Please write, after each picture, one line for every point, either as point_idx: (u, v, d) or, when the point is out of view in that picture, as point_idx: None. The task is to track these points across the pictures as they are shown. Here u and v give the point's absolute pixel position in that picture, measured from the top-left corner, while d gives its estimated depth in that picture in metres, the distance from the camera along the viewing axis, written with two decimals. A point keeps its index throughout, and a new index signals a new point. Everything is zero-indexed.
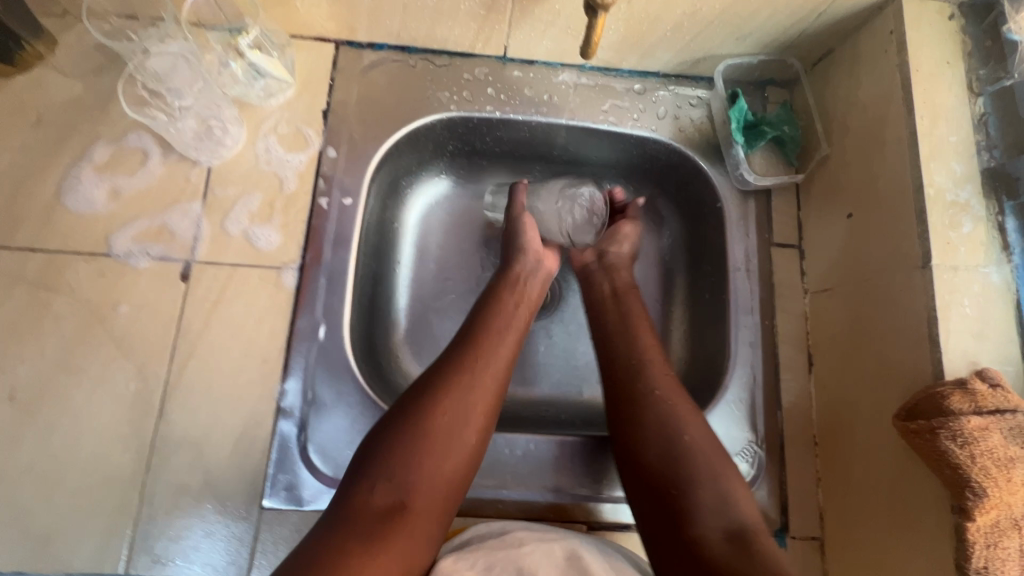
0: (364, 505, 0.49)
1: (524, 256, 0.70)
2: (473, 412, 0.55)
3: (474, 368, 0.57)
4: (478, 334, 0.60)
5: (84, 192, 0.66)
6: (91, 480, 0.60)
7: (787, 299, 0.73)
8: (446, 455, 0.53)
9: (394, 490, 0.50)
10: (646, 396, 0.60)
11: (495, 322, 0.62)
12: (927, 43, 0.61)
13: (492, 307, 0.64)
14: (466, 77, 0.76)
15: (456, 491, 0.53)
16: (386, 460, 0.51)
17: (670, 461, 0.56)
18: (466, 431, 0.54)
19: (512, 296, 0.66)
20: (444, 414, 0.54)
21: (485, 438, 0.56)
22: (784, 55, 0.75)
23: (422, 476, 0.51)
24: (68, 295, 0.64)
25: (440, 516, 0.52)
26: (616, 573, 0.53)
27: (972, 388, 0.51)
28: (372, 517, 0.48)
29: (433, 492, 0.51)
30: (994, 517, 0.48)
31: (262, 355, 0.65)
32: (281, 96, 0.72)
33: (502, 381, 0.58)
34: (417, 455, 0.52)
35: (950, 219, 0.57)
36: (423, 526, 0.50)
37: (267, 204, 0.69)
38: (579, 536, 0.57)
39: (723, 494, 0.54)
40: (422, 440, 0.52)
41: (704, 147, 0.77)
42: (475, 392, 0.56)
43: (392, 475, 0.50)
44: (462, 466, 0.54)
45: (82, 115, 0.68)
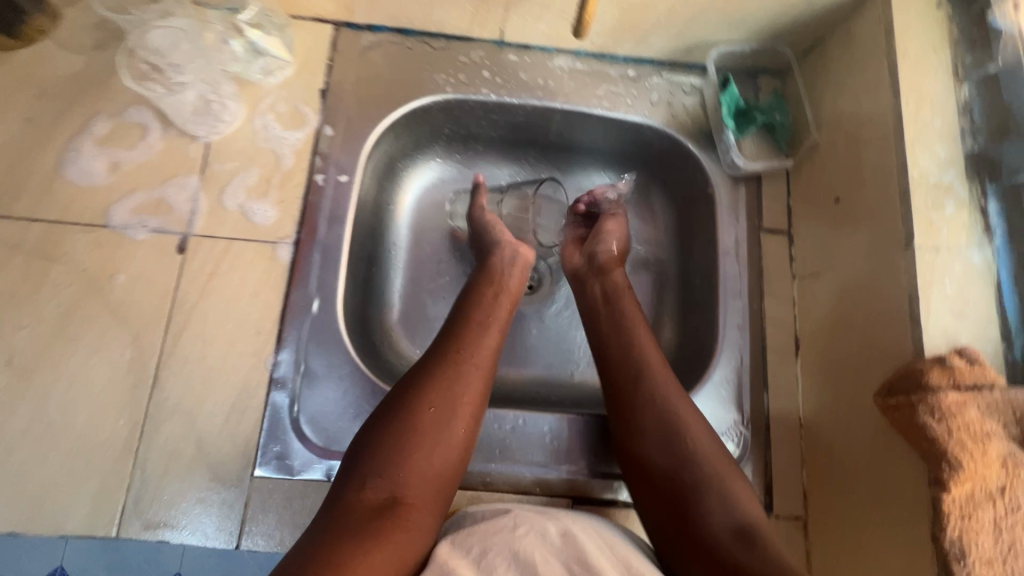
0: (357, 502, 0.49)
1: (500, 250, 0.72)
2: (461, 407, 0.56)
3: (457, 364, 0.59)
4: (460, 332, 0.62)
5: (84, 165, 0.67)
6: (85, 445, 0.61)
7: (775, 283, 0.74)
8: (436, 450, 0.54)
9: (386, 485, 0.51)
10: (639, 394, 0.60)
11: (477, 318, 0.64)
12: (914, 29, 0.62)
13: (474, 299, 0.67)
14: (463, 60, 0.77)
15: (448, 486, 0.54)
16: (377, 458, 0.52)
17: (670, 466, 0.56)
18: (453, 423, 0.55)
19: (491, 288, 0.68)
20: (431, 408, 0.55)
21: (473, 432, 0.57)
22: (776, 43, 0.76)
23: (414, 469, 0.52)
24: (66, 264, 0.65)
25: (435, 512, 0.52)
26: (613, 552, 0.51)
27: (950, 364, 0.52)
28: (366, 513, 0.48)
29: (425, 485, 0.52)
30: (969, 489, 0.49)
31: (256, 327, 0.66)
32: (280, 75, 0.73)
33: (486, 376, 0.60)
34: (407, 450, 0.52)
35: (933, 201, 0.58)
36: (419, 520, 0.50)
37: (264, 180, 0.70)
38: (571, 513, 0.57)
39: (723, 493, 0.54)
40: (411, 434, 0.53)
41: (697, 133, 0.78)
42: (460, 385, 0.57)
43: (385, 471, 0.51)
44: (453, 459, 0.55)
45: (83, 89, 0.69)
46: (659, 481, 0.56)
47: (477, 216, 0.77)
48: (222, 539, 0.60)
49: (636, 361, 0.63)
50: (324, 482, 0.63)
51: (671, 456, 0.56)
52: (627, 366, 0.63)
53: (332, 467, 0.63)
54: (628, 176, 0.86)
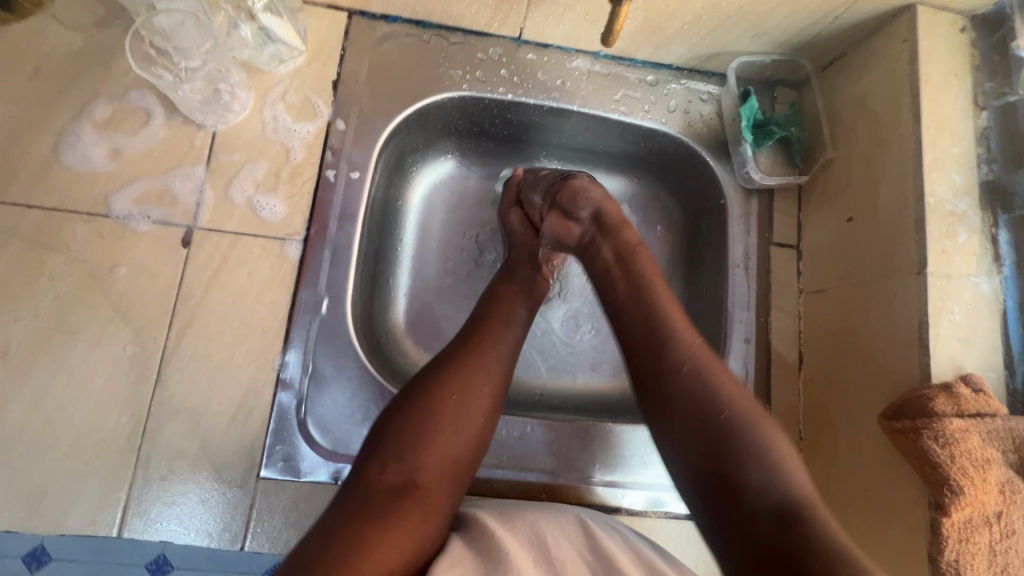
0: (376, 484, 0.49)
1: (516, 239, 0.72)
2: (481, 396, 0.55)
3: (479, 352, 0.58)
4: (482, 321, 0.61)
5: (83, 150, 0.64)
6: (85, 441, 0.59)
7: (783, 297, 0.75)
8: (455, 438, 0.53)
9: (405, 469, 0.50)
10: (675, 351, 0.53)
11: (499, 306, 0.63)
12: (938, 54, 0.62)
13: (494, 291, 0.65)
14: (480, 56, 0.75)
15: (464, 475, 0.54)
16: (397, 443, 0.51)
17: (706, 439, 0.49)
18: (473, 413, 0.54)
19: (512, 284, 0.66)
20: (452, 396, 0.54)
21: (493, 423, 0.56)
22: (796, 56, 0.75)
23: (431, 455, 0.51)
24: (64, 255, 0.62)
25: (450, 499, 0.51)
26: (624, 545, 0.54)
27: (957, 392, 0.53)
28: (383, 495, 0.48)
29: (444, 472, 0.51)
30: (968, 514, 0.51)
31: (263, 326, 0.65)
32: (291, 64, 0.70)
33: (508, 366, 0.59)
34: (428, 435, 0.52)
35: (947, 228, 0.58)
36: (433, 504, 0.50)
37: (273, 173, 0.68)
38: (582, 510, 0.59)
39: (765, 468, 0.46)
40: (431, 420, 0.52)
41: (712, 143, 0.78)
42: (482, 373, 0.56)
43: (403, 456, 0.50)
44: (472, 449, 0.54)
45: (81, 69, 0.66)
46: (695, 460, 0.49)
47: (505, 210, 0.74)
48: (226, 540, 0.60)
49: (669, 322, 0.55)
50: (331, 485, 0.62)
51: (706, 430, 0.49)
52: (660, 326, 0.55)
53: (339, 470, 0.63)
54: (640, 180, 0.86)
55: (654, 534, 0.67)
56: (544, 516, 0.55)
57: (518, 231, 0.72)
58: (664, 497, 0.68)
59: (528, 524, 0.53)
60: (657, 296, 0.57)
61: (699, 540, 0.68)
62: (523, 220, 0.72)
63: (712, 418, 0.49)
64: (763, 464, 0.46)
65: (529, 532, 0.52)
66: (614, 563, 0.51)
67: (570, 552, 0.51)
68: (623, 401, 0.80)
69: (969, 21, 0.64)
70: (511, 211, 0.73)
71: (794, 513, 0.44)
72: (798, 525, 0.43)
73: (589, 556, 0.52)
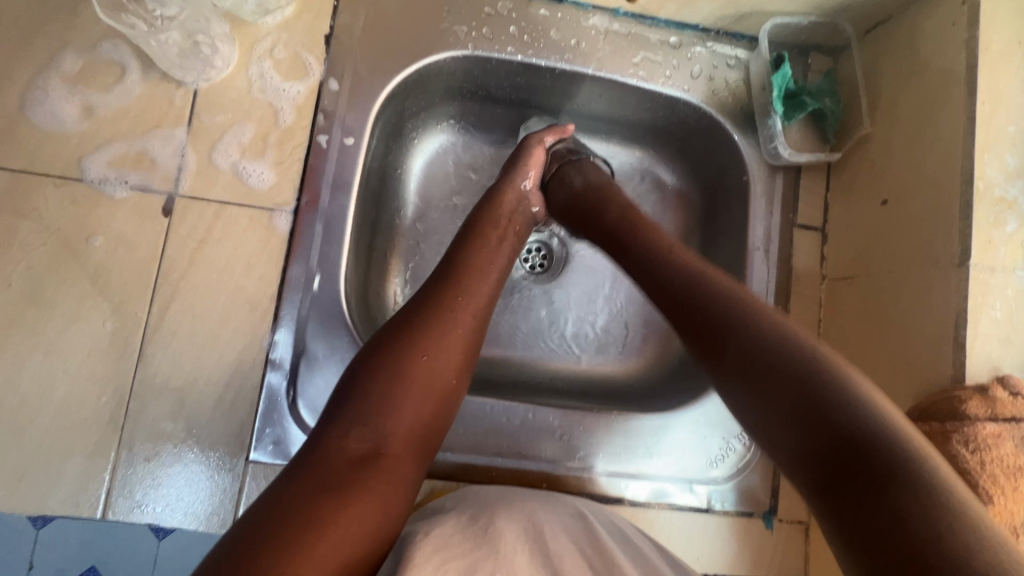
0: (337, 451, 0.44)
1: (507, 193, 0.65)
2: (452, 354, 0.51)
3: (452, 308, 0.53)
4: (456, 275, 0.55)
5: (52, 107, 0.59)
6: (66, 420, 0.56)
7: (804, 284, 0.70)
8: (425, 399, 0.49)
9: (370, 434, 0.45)
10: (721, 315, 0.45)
11: (475, 261, 0.58)
12: (1000, 17, 0.55)
13: (473, 240, 0.59)
14: (487, 11, 0.69)
15: (433, 438, 0.50)
16: (362, 406, 0.46)
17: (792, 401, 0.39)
18: (444, 372, 0.50)
19: (495, 232, 0.61)
20: (424, 356, 0.49)
21: (463, 385, 0.52)
22: (836, 18, 0.68)
23: (399, 421, 0.47)
24: (36, 222, 0.58)
25: (419, 462, 0.48)
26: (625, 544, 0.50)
27: (992, 395, 0.49)
28: (347, 463, 0.43)
29: (412, 437, 0.47)
30: (995, 524, 0.48)
31: (250, 303, 0.61)
32: (279, 15, 0.64)
33: (480, 323, 0.55)
34: (395, 397, 0.47)
35: (995, 216, 0.53)
36: (402, 471, 0.46)
37: (260, 137, 0.63)
38: (581, 501, 0.56)
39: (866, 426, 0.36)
40: (399, 383, 0.48)
41: (738, 115, 0.71)
42: (455, 332, 0.52)
43: (367, 420, 0.46)
44: (442, 411, 0.50)
45: (47, 16, 0.60)
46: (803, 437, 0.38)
47: (530, 144, 0.67)
48: (215, 525, 0.58)
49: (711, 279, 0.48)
50: None
51: (793, 399, 0.39)
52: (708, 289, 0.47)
53: None
54: (657, 152, 0.80)
55: (657, 526, 0.65)
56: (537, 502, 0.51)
57: (529, 173, 0.66)
58: (668, 488, 0.66)
59: (519, 516, 0.49)
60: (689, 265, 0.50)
61: (703, 534, 0.65)
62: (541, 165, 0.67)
63: (776, 378, 0.40)
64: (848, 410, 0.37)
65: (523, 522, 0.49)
66: (615, 562, 0.46)
67: (567, 547, 0.47)
68: (629, 386, 0.76)
69: None
70: (535, 145, 0.67)
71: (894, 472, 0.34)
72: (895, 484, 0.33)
73: (588, 549, 0.47)
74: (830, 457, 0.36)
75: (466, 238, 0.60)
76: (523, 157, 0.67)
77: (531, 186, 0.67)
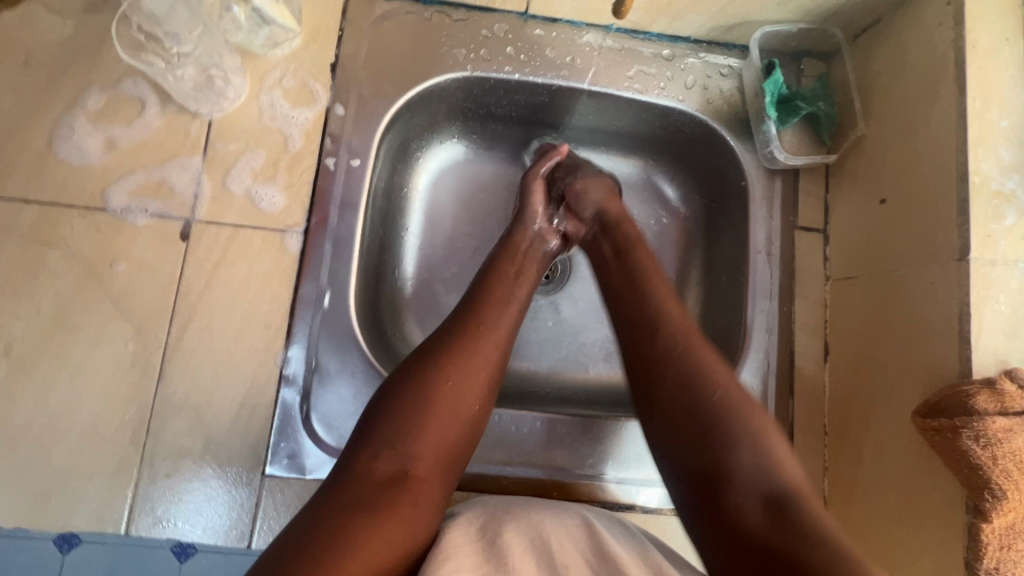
0: (365, 475, 0.45)
1: (526, 227, 0.66)
2: (474, 380, 0.52)
3: (475, 333, 0.54)
4: (479, 304, 0.57)
5: (77, 142, 0.63)
6: (91, 439, 0.59)
7: (808, 285, 0.71)
8: (449, 425, 0.49)
9: (397, 458, 0.47)
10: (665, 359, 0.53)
11: (496, 290, 0.59)
12: (985, 15, 0.56)
13: (492, 272, 0.61)
14: (485, 33, 0.71)
15: (457, 463, 0.50)
16: (387, 431, 0.48)
17: (715, 431, 0.48)
18: (467, 398, 0.51)
19: (514, 265, 0.62)
20: (447, 381, 0.50)
21: (487, 410, 0.53)
22: (825, 24, 0.70)
23: (425, 445, 0.48)
24: (63, 250, 0.61)
25: (444, 486, 0.48)
26: (633, 548, 0.50)
27: (1000, 389, 0.49)
28: (374, 487, 0.45)
29: (438, 460, 0.48)
30: (1010, 520, 0.48)
31: (264, 321, 0.63)
32: (287, 47, 0.67)
33: (503, 351, 0.55)
34: (420, 424, 0.48)
35: (993, 210, 0.53)
36: (427, 494, 0.47)
37: (271, 162, 0.66)
38: (589, 507, 0.55)
39: (750, 448, 0.47)
40: (424, 407, 0.49)
41: (733, 122, 0.73)
42: (478, 358, 0.53)
43: (394, 443, 0.47)
44: (467, 436, 0.51)
45: (74, 58, 0.64)
46: (677, 428, 0.50)
47: (529, 180, 0.69)
48: (233, 538, 0.59)
49: (641, 314, 0.57)
50: None
51: (694, 397, 0.50)
52: (671, 339, 0.54)
53: None
54: (656, 162, 0.81)
55: (669, 532, 0.65)
56: (543, 512, 0.52)
57: (537, 212, 0.67)
58: None
59: (528, 521, 0.50)
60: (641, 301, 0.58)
61: None
62: (544, 198, 0.69)
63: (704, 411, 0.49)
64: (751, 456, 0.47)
65: (533, 530, 0.49)
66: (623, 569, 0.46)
67: (574, 553, 0.48)
68: None
69: None
70: (534, 183, 0.69)
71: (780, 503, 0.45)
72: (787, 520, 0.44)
73: (593, 557, 0.48)
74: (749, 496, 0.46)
75: (485, 271, 0.61)
76: (526, 195, 0.68)
77: (543, 221, 0.67)
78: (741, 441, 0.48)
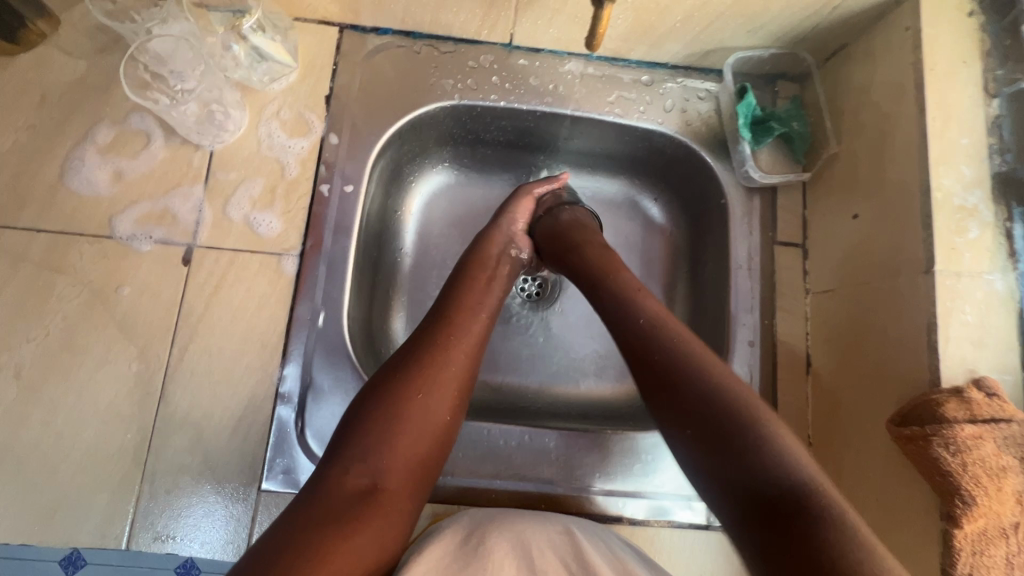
0: (337, 487, 0.47)
1: (500, 240, 0.69)
2: (444, 393, 0.54)
3: (445, 346, 0.56)
4: (450, 316, 0.59)
5: (87, 173, 0.67)
6: (95, 456, 0.61)
7: (788, 299, 0.73)
8: (420, 437, 0.52)
9: (368, 470, 0.49)
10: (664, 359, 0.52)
11: (467, 302, 0.61)
12: (942, 39, 0.59)
13: (464, 284, 0.63)
14: (471, 64, 0.75)
15: (427, 473, 0.53)
16: (359, 444, 0.50)
17: (711, 435, 0.47)
18: (438, 411, 0.53)
19: (485, 272, 0.65)
20: (419, 395, 0.52)
21: (457, 421, 0.55)
22: (795, 49, 0.73)
23: (396, 456, 0.50)
24: (72, 276, 0.64)
25: (414, 496, 0.51)
26: (611, 557, 0.52)
27: (967, 397, 0.50)
28: (346, 499, 0.47)
29: (409, 472, 0.50)
30: (982, 526, 0.48)
31: (261, 341, 0.66)
32: (284, 81, 0.72)
33: (473, 362, 0.58)
34: (392, 436, 0.50)
35: (956, 224, 0.55)
36: (397, 504, 0.49)
37: (269, 190, 0.69)
38: (575, 518, 0.57)
39: (766, 443, 0.45)
40: (395, 421, 0.51)
41: (711, 142, 0.76)
42: (449, 371, 0.55)
43: (366, 456, 0.49)
44: (437, 446, 0.53)
45: (85, 96, 0.68)
46: (687, 426, 0.49)
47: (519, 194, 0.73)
48: (230, 553, 0.61)
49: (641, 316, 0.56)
50: None
51: (698, 393, 0.49)
52: (658, 345, 0.53)
53: None
54: (641, 182, 0.84)
55: (657, 544, 0.66)
56: (527, 523, 0.53)
57: (517, 218, 0.72)
58: (668, 506, 0.67)
59: (513, 532, 0.52)
60: (635, 303, 0.58)
61: (705, 550, 0.66)
62: (527, 215, 0.72)
63: (710, 408, 0.48)
64: (770, 452, 0.44)
65: (516, 539, 0.51)
66: None
67: (554, 560, 0.49)
68: (627, 407, 0.78)
69: (978, 4, 0.60)
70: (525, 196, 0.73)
71: (806, 499, 0.41)
72: (810, 513, 0.41)
73: (572, 564, 0.49)
74: (770, 494, 0.43)
75: (456, 280, 0.64)
76: (510, 207, 0.72)
77: (520, 230, 0.71)
78: (756, 436, 0.45)
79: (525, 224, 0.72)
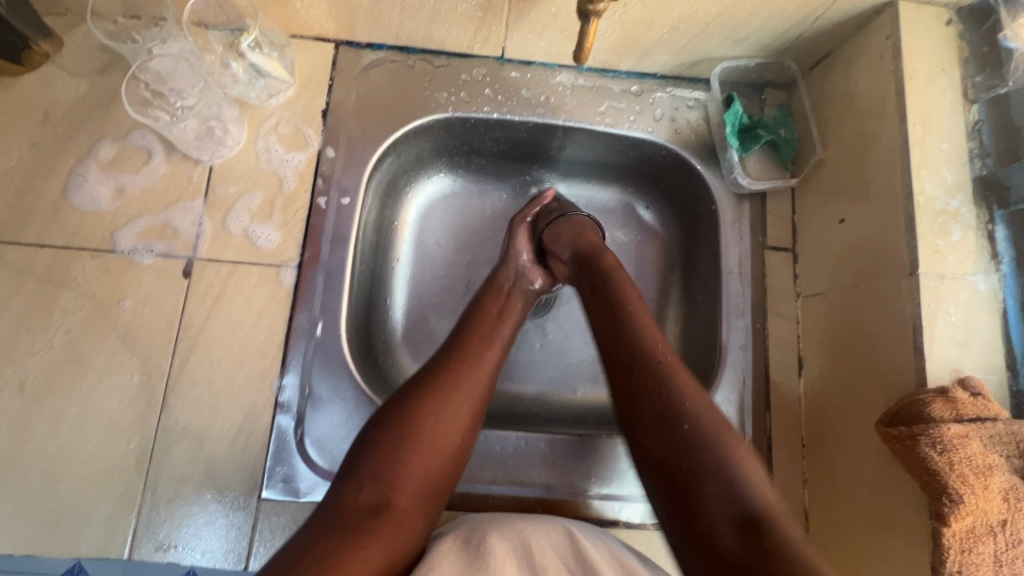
0: (350, 504, 0.48)
1: (507, 269, 0.71)
2: (458, 415, 0.55)
3: (458, 370, 0.57)
4: (462, 341, 0.61)
5: (89, 190, 0.68)
6: (98, 468, 0.62)
7: (779, 302, 0.74)
8: (433, 457, 0.52)
9: (380, 488, 0.49)
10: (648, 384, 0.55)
11: (480, 329, 0.62)
12: (921, 48, 0.61)
13: (476, 311, 0.65)
14: (464, 77, 0.77)
15: (439, 493, 0.53)
16: (373, 463, 0.51)
17: (678, 458, 0.50)
18: (451, 433, 0.54)
19: (496, 303, 0.66)
20: (431, 415, 0.53)
21: (469, 442, 0.56)
22: (781, 58, 0.75)
23: (408, 475, 0.51)
24: (75, 289, 0.66)
25: (426, 515, 0.51)
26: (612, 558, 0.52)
27: (953, 396, 0.51)
28: (357, 515, 0.48)
29: (420, 491, 0.51)
30: (970, 524, 0.49)
31: (261, 351, 0.67)
32: (281, 97, 0.73)
33: (486, 386, 0.58)
34: (404, 455, 0.51)
35: (939, 227, 0.57)
36: (408, 523, 0.49)
37: (267, 203, 0.71)
38: (571, 518, 0.57)
39: (729, 467, 0.48)
40: (409, 440, 0.52)
41: (700, 149, 0.77)
42: (461, 394, 0.56)
43: (379, 474, 0.50)
44: (449, 467, 0.54)
45: (87, 114, 0.70)
46: (658, 448, 0.52)
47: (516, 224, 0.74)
48: (231, 560, 0.62)
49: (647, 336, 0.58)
50: None
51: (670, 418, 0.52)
52: (643, 367, 0.56)
53: None
54: (634, 190, 0.86)
55: (653, 544, 0.67)
56: (526, 522, 0.54)
57: (522, 250, 0.72)
58: None
59: (513, 532, 0.52)
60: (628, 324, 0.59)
61: None
62: (529, 240, 0.74)
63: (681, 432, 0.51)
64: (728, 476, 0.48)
65: (517, 540, 0.52)
66: None
67: (553, 561, 0.50)
68: None
69: (956, 13, 0.62)
70: (520, 226, 0.74)
71: (758, 521, 0.45)
72: (762, 534, 0.44)
73: (572, 564, 0.50)
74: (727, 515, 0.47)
75: (471, 311, 0.65)
76: (512, 238, 0.73)
77: (526, 261, 0.72)
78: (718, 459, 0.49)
79: (530, 252, 0.73)
